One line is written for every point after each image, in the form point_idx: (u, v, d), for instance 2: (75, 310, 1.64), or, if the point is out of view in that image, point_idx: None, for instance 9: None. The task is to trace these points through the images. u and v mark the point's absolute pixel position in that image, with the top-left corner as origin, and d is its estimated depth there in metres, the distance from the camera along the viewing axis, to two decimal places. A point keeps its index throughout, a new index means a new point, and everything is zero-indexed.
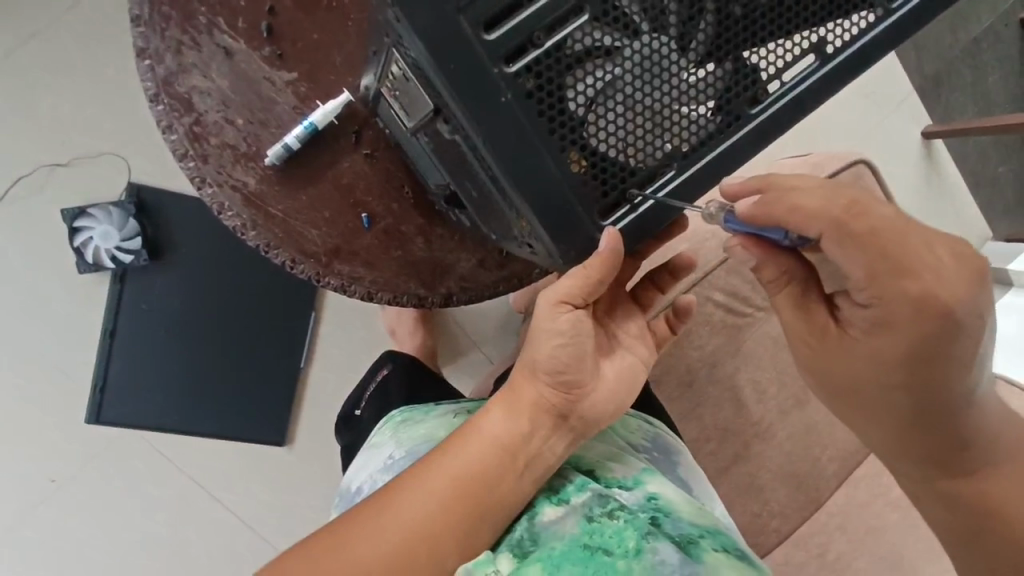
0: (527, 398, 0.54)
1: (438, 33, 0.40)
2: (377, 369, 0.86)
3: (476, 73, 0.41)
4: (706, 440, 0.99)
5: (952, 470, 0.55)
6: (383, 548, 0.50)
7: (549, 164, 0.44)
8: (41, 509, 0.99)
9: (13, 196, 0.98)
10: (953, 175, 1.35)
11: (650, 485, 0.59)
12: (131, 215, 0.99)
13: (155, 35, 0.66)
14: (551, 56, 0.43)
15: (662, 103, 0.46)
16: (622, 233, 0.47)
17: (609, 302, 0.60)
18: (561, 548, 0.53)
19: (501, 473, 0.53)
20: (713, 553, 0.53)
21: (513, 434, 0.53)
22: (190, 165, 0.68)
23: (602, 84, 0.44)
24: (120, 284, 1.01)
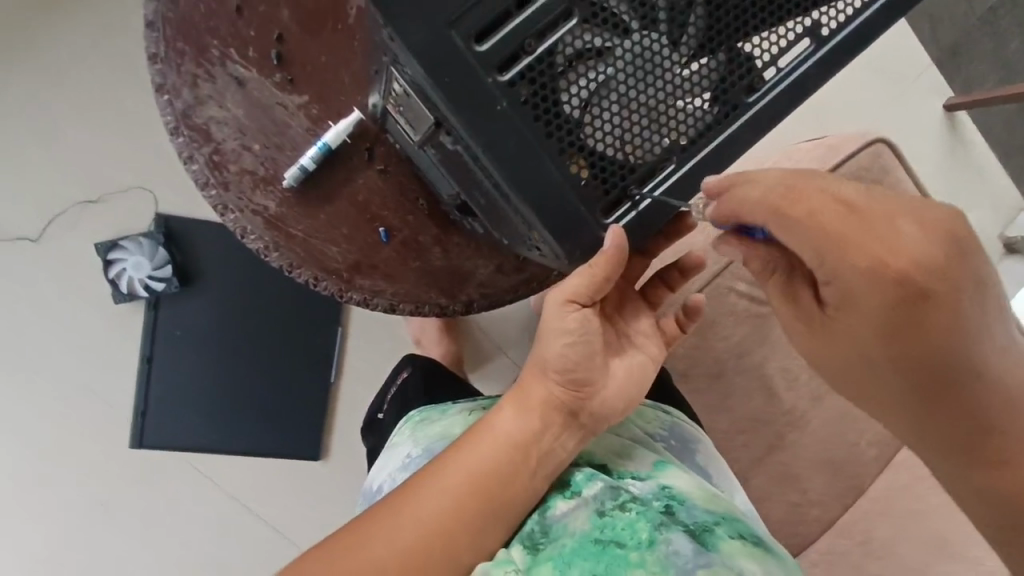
0: (538, 396, 0.55)
1: (431, 48, 0.41)
2: (397, 373, 0.87)
3: (471, 83, 0.42)
4: (739, 431, 0.98)
5: (980, 460, 0.51)
6: (397, 544, 0.50)
7: (549, 166, 0.44)
8: (93, 533, 1.03)
9: (50, 234, 1.03)
10: (980, 147, 1.31)
11: (665, 476, 0.58)
12: (161, 244, 1.02)
13: (171, 70, 0.68)
14: (543, 62, 0.43)
15: (658, 99, 0.46)
16: (626, 230, 0.47)
17: (619, 298, 0.60)
18: (572, 542, 0.52)
19: (512, 470, 0.53)
20: (729, 541, 0.52)
21: (524, 431, 0.54)
22: (212, 193, 0.70)
23: (596, 86, 0.45)
24: (155, 311, 1.04)
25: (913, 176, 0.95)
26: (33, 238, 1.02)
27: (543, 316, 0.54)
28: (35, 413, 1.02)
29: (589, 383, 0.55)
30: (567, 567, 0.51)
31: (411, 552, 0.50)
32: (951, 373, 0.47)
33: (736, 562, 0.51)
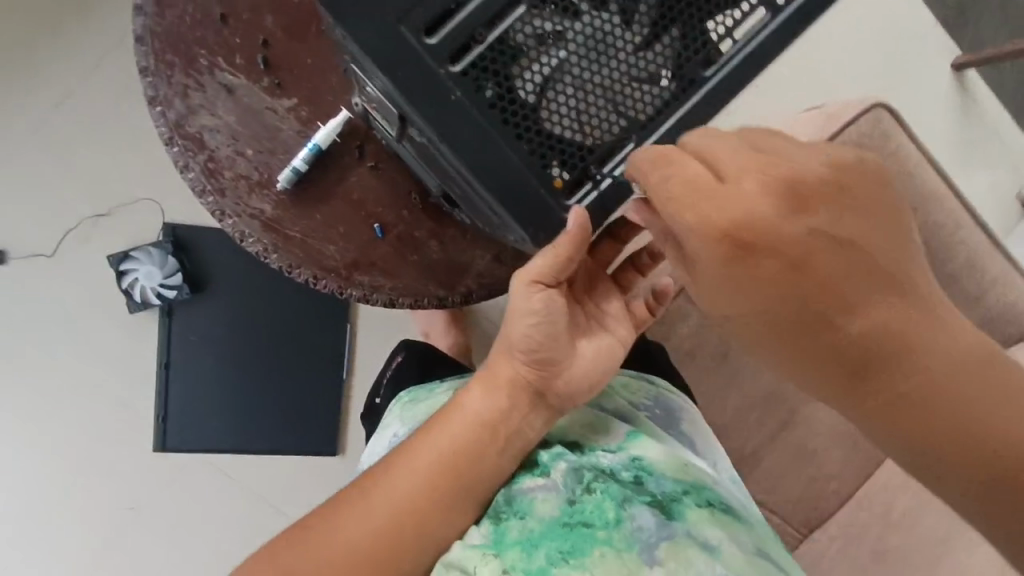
0: (504, 374, 0.57)
1: (382, 44, 0.42)
2: (392, 357, 0.89)
3: (424, 76, 0.43)
4: (751, 409, 0.98)
5: (915, 444, 0.41)
6: (372, 522, 0.53)
7: (507, 152, 0.45)
8: (124, 536, 1.06)
9: (65, 249, 1.06)
10: (993, 107, 1.28)
11: (634, 447, 0.59)
12: (170, 253, 1.05)
13: (163, 82, 0.70)
14: (495, 50, 0.44)
15: (612, 79, 0.46)
16: (589, 211, 0.48)
17: (590, 275, 0.60)
18: (539, 521, 0.54)
19: (480, 450, 0.55)
20: (697, 510, 0.55)
21: (492, 411, 0.56)
22: (209, 200, 0.71)
23: (550, 70, 0.45)
24: (169, 318, 1.07)
25: (916, 140, 0.93)
26: (49, 254, 1.06)
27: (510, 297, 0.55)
28: (60, 422, 1.05)
29: (553, 361, 0.56)
30: (533, 548, 0.52)
31: (386, 529, 0.53)
32: (862, 352, 0.40)
33: (703, 529, 0.54)
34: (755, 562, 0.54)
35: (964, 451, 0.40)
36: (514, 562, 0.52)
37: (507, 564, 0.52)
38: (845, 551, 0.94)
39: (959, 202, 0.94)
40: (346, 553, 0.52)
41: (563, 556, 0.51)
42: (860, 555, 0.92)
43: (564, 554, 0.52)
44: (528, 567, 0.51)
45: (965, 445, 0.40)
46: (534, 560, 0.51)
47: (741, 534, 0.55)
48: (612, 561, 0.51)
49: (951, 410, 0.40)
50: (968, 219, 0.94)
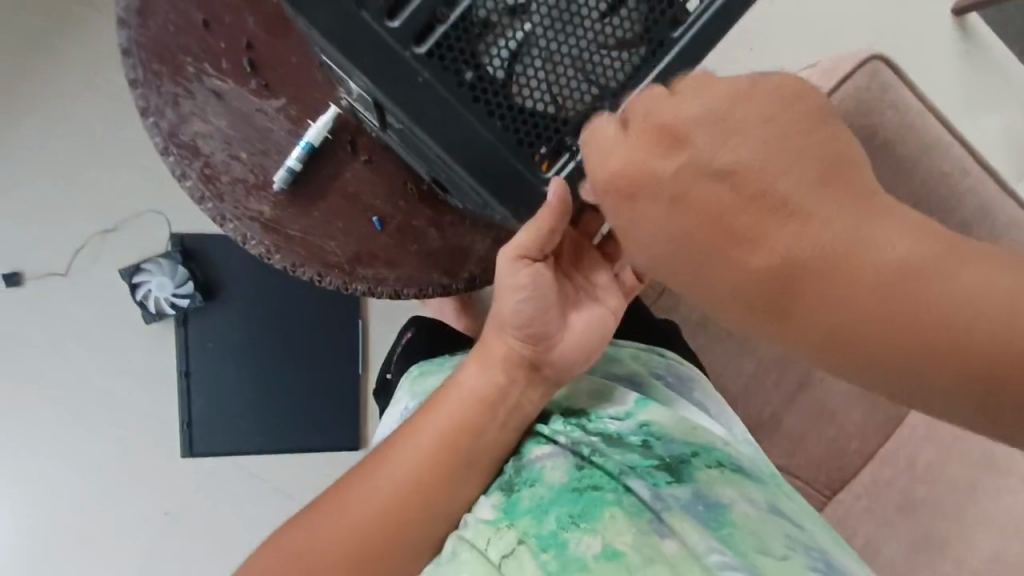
0: (498, 349, 0.58)
1: (344, 29, 0.42)
2: (402, 334, 0.90)
3: (389, 58, 0.43)
4: (766, 372, 0.97)
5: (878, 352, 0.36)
6: (376, 499, 0.55)
7: (480, 130, 0.45)
8: (162, 540, 1.09)
9: (78, 266, 1.08)
10: (998, 47, 1.24)
11: (642, 413, 0.59)
12: (180, 262, 1.07)
13: (153, 93, 0.71)
14: (459, 28, 0.44)
15: (580, 49, 0.46)
16: (569, 181, 0.48)
17: (577, 251, 0.60)
18: (548, 488, 0.54)
19: (479, 425, 0.57)
20: (707, 471, 0.56)
21: (488, 387, 0.57)
22: (209, 206, 0.72)
23: (516, 44, 0.45)
24: (185, 326, 1.09)
25: (916, 87, 0.91)
26: (63, 273, 1.08)
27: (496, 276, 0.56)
28: (89, 434, 1.08)
29: (543, 335, 0.57)
30: (544, 514, 0.53)
31: (390, 505, 0.55)
32: (791, 247, 0.37)
33: (713, 489, 0.55)
34: (769, 518, 0.54)
35: (894, 348, 0.35)
36: (526, 528, 0.52)
37: (520, 532, 0.52)
38: (873, 506, 0.93)
39: (965, 148, 0.92)
40: (352, 530, 0.54)
41: (574, 520, 0.52)
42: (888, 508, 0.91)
43: (575, 518, 0.52)
44: (540, 533, 0.51)
45: (921, 326, 0.35)
46: (545, 525, 0.52)
47: (753, 492, 0.56)
48: (623, 522, 0.52)
49: (907, 294, 0.35)
50: (975, 166, 0.92)
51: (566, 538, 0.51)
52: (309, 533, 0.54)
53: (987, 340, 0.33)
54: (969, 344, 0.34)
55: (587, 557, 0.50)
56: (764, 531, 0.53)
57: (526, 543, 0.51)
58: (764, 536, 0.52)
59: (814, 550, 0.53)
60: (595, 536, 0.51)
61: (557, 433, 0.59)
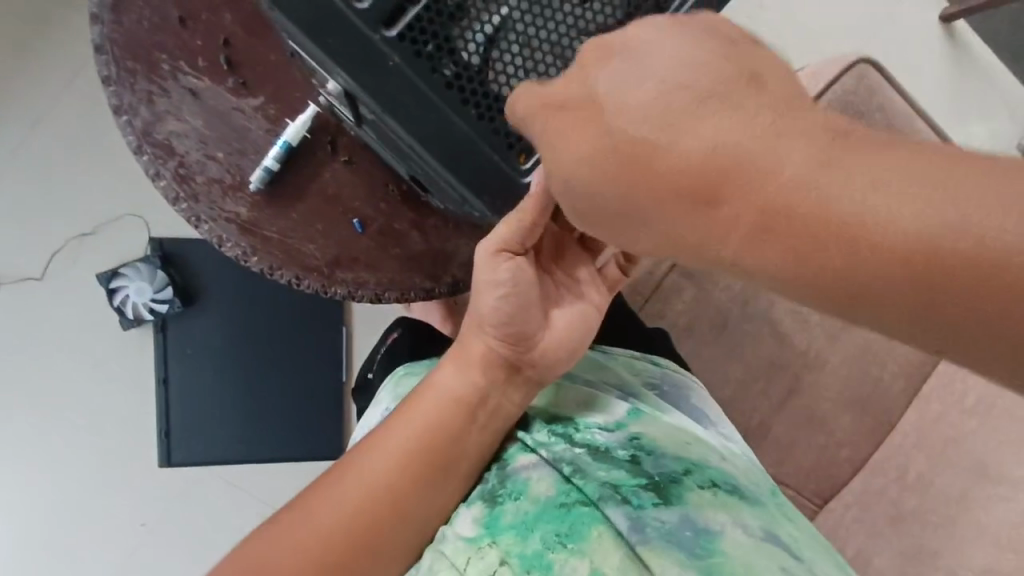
0: (475, 349, 0.56)
1: (310, 11, 0.41)
2: (387, 333, 0.88)
3: (358, 42, 0.42)
4: (754, 379, 0.96)
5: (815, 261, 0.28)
6: (349, 505, 0.53)
7: (452, 116, 0.44)
8: (135, 554, 1.06)
9: (53, 270, 1.06)
10: (984, 55, 1.24)
11: (633, 426, 0.57)
12: (158, 267, 1.04)
13: (126, 90, 0.69)
14: (431, 11, 0.43)
15: (559, 34, 0.45)
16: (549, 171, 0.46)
17: (559, 248, 0.58)
18: (534, 501, 0.52)
19: (455, 427, 0.55)
20: (697, 492, 0.52)
21: (466, 388, 0.56)
22: (183, 207, 0.70)
23: (492, 28, 0.44)
24: (163, 332, 1.07)
25: (903, 92, 0.91)
26: (37, 277, 1.05)
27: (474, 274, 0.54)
28: (62, 443, 1.05)
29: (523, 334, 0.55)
30: (529, 531, 0.50)
31: (363, 511, 0.53)
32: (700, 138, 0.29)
33: (704, 512, 0.51)
34: (764, 546, 0.49)
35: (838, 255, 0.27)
36: (509, 546, 0.49)
37: (502, 550, 0.49)
38: (863, 516, 0.92)
39: None
40: (323, 538, 0.51)
41: (560, 540, 0.49)
42: (877, 519, 0.89)
43: (561, 538, 0.49)
44: (524, 552, 0.49)
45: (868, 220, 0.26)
46: (530, 543, 0.49)
47: (748, 518, 0.51)
48: (610, 544, 0.49)
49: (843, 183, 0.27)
50: None
51: (552, 559, 0.48)
52: (278, 542, 0.51)
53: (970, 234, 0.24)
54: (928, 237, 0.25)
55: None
56: (757, 565, 0.48)
57: (508, 560, 0.49)
58: (756, 571, 0.47)
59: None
60: (582, 559, 0.48)
61: (541, 443, 0.57)
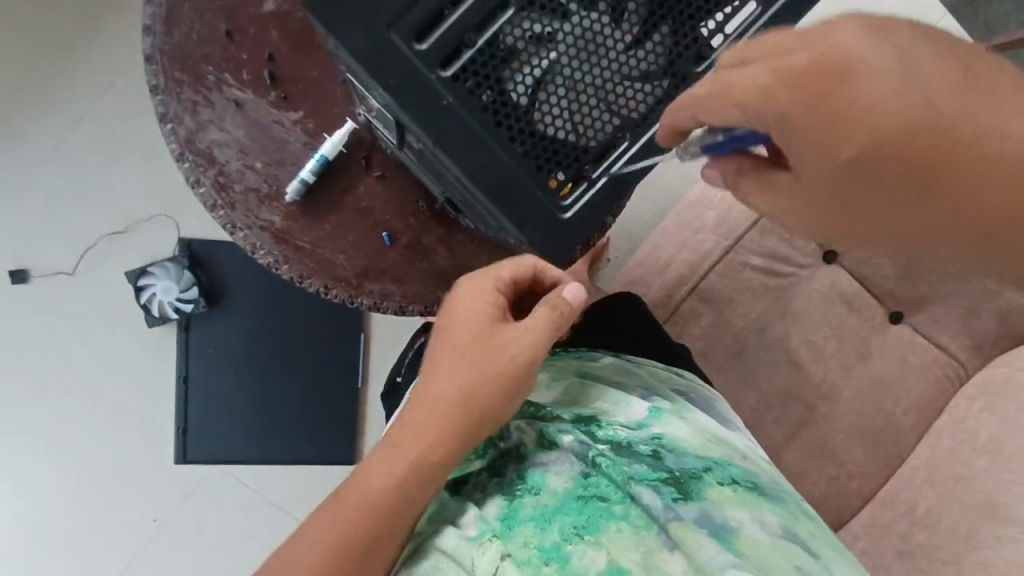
0: (460, 321, 0.55)
1: (373, 52, 0.46)
2: (413, 341, 0.90)
3: (416, 84, 0.47)
4: (768, 407, 0.97)
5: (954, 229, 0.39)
6: (347, 512, 0.51)
7: (500, 152, 0.49)
8: (148, 549, 1.07)
9: (84, 266, 1.08)
10: None
11: (656, 425, 0.58)
12: (186, 267, 1.07)
13: (172, 100, 0.71)
14: (484, 54, 0.48)
15: (604, 79, 0.51)
16: (588, 206, 0.52)
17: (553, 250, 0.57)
18: (554, 496, 0.52)
19: (462, 412, 0.52)
20: (718, 488, 0.53)
21: (450, 365, 0.53)
22: (220, 214, 0.73)
23: (540, 72, 0.49)
24: (186, 332, 1.09)
25: None
26: (69, 271, 1.08)
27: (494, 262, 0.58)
28: (84, 435, 1.07)
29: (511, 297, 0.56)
30: (548, 524, 0.50)
31: (363, 517, 0.50)
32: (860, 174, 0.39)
33: (723, 509, 0.52)
34: (780, 545, 0.50)
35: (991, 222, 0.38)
36: (527, 537, 0.49)
37: (519, 543, 0.49)
38: (872, 548, 0.92)
39: None
40: (327, 551, 0.50)
41: (578, 532, 0.50)
42: (885, 553, 0.90)
43: (579, 530, 0.50)
44: (541, 544, 0.49)
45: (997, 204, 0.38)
46: (548, 536, 0.49)
47: (767, 515, 0.52)
48: (629, 535, 0.50)
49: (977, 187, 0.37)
50: None
51: (570, 551, 0.49)
52: (289, 557, 0.50)
53: None
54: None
55: (592, 572, 0.48)
56: (770, 560, 0.49)
57: (524, 553, 0.49)
58: (770, 566, 0.49)
59: None
60: (599, 550, 0.49)
61: (561, 435, 0.57)
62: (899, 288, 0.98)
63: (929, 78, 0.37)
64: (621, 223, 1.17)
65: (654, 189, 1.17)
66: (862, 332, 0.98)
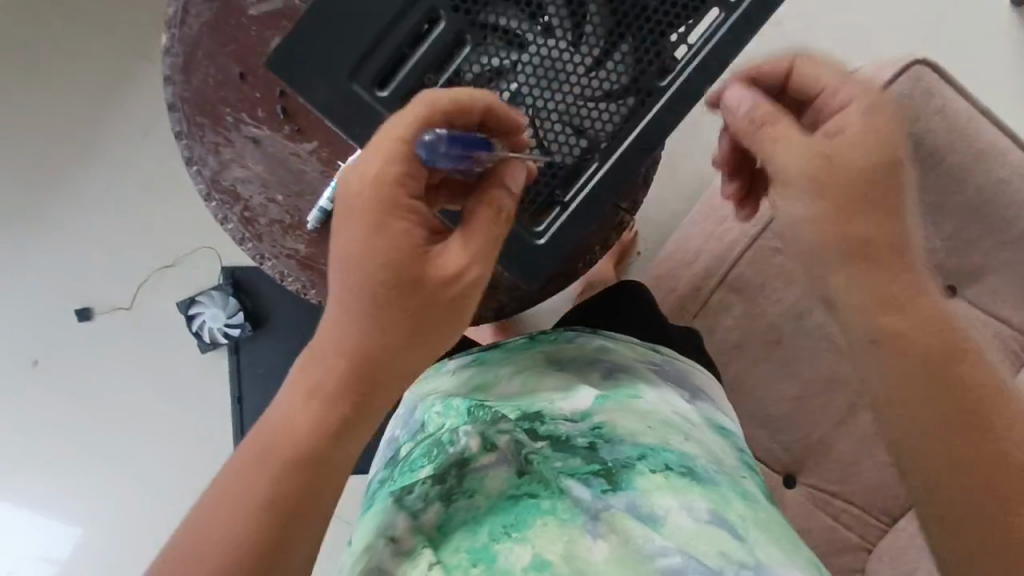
0: (353, 238, 0.49)
1: (340, 105, 0.55)
2: None
3: (382, 121, 0.56)
4: (813, 396, 0.94)
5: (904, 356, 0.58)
6: (277, 442, 0.49)
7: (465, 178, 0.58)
8: None
9: (140, 300, 1.16)
10: None
11: (598, 415, 0.59)
12: (230, 294, 1.14)
13: (196, 143, 0.75)
14: (446, 89, 0.57)
15: (565, 103, 0.58)
16: (558, 230, 0.60)
17: (442, 123, 0.49)
18: (488, 498, 0.52)
19: (382, 302, 0.49)
20: (648, 476, 0.53)
21: (354, 289, 0.49)
22: (249, 247, 0.77)
23: (503, 101, 0.58)
24: (236, 354, 1.15)
25: (958, 93, 0.88)
26: (126, 306, 1.16)
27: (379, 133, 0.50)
28: (155, 457, 1.16)
29: (407, 192, 0.49)
30: (479, 526, 0.51)
31: (296, 460, 0.48)
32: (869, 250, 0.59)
33: (651, 497, 0.51)
34: (705, 529, 0.49)
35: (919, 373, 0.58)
36: (459, 542, 0.50)
37: (449, 548, 0.50)
38: None
39: None
40: (260, 506, 0.47)
41: (506, 530, 0.50)
42: None
43: (507, 528, 0.50)
44: (471, 546, 0.49)
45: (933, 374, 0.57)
46: (479, 537, 0.50)
47: (696, 500, 0.51)
48: (555, 530, 0.49)
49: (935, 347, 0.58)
50: None
51: (497, 550, 0.48)
52: (213, 534, 0.46)
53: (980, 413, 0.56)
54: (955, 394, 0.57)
55: (515, 569, 0.47)
56: (695, 544, 0.49)
57: (456, 557, 0.49)
58: (692, 549, 0.48)
59: (747, 567, 0.47)
60: (525, 546, 0.48)
61: (500, 435, 0.57)
62: (951, 259, 0.92)
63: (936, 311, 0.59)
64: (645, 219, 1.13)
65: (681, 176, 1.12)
66: None
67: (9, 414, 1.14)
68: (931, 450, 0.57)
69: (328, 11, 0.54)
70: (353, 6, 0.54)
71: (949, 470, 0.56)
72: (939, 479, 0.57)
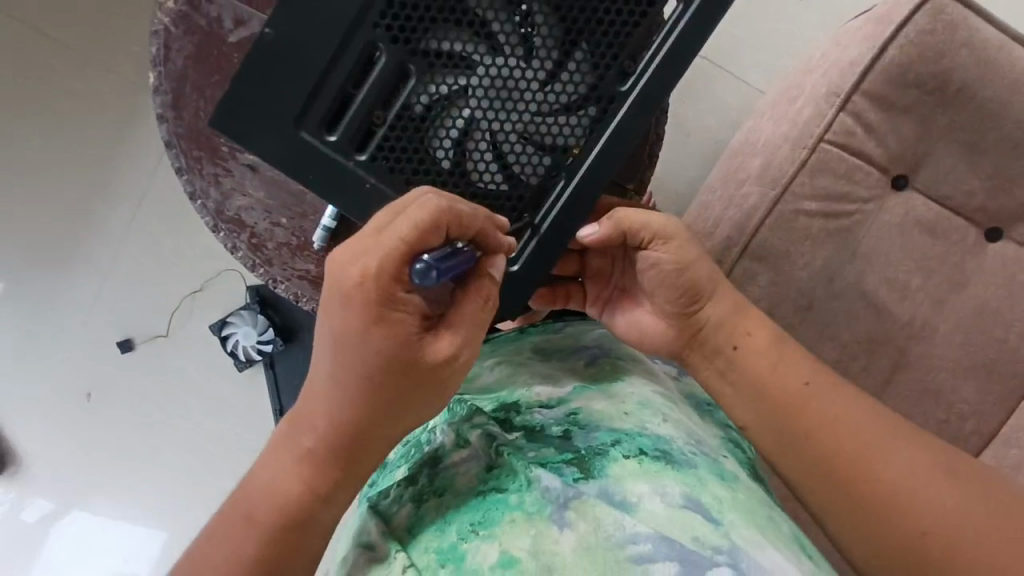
0: (345, 327, 0.51)
1: (289, 153, 0.57)
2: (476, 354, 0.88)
3: (339, 168, 0.58)
4: (853, 358, 0.90)
5: (794, 413, 0.61)
6: (268, 502, 0.54)
7: None
8: None
9: (175, 326, 1.20)
10: None
11: (574, 402, 0.62)
12: (258, 311, 1.15)
13: (197, 177, 0.76)
14: (395, 124, 0.58)
15: (524, 123, 0.59)
16: (532, 254, 0.61)
17: (444, 226, 0.50)
18: (458, 495, 0.53)
19: (370, 385, 0.52)
20: (621, 462, 0.55)
21: (347, 376, 0.52)
22: (261, 272, 0.78)
23: (461, 131, 0.58)
24: (273, 367, 1.18)
25: (986, 23, 0.80)
26: (164, 333, 1.20)
27: (373, 220, 0.51)
28: (208, 473, 1.21)
29: (402, 285, 0.51)
30: (447, 525, 0.51)
31: (283, 516, 0.53)
32: (723, 314, 0.65)
33: (624, 483, 0.53)
34: (677, 514, 0.51)
35: (818, 430, 0.60)
36: (428, 542, 0.51)
37: (420, 547, 0.50)
38: None
39: None
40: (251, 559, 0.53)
41: (474, 528, 0.50)
42: None
43: (475, 526, 0.50)
44: (440, 545, 0.50)
45: (827, 433, 0.60)
46: (447, 536, 0.50)
47: (669, 486, 0.53)
48: (522, 525, 0.50)
49: (825, 410, 0.61)
50: None
51: (465, 548, 0.49)
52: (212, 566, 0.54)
53: (885, 463, 0.58)
54: (847, 440, 0.60)
55: (483, 567, 0.48)
56: (669, 529, 0.50)
57: (425, 559, 0.50)
58: (666, 532, 0.49)
59: (721, 550, 0.48)
60: (492, 543, 0.49)
61: (473, 430, 0.58)
62: (992, 201, 0.87)
63: (797, 353, 0.65)
64: (661, 187, 1.10)
65: (696, 142, 1.09)
66: (952, 260, 0.88)
67: (66, 447, 1.21)
68: (821, 485, 0.60)
69: (266, 56, 0.55)
70: (287, 50, 0.55)
71: (848, 510, 0.59)
72: (836, 511, 0.60)
